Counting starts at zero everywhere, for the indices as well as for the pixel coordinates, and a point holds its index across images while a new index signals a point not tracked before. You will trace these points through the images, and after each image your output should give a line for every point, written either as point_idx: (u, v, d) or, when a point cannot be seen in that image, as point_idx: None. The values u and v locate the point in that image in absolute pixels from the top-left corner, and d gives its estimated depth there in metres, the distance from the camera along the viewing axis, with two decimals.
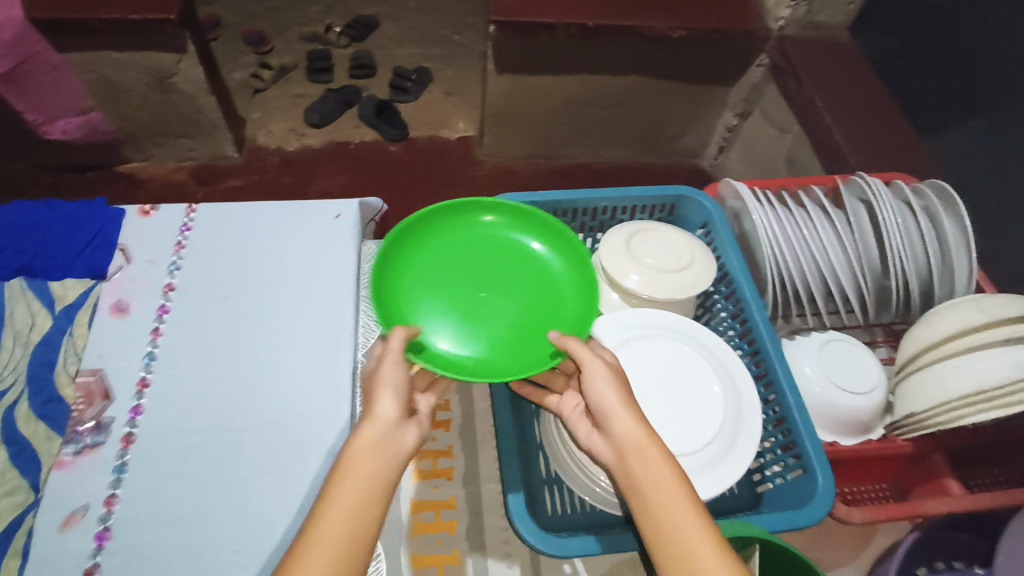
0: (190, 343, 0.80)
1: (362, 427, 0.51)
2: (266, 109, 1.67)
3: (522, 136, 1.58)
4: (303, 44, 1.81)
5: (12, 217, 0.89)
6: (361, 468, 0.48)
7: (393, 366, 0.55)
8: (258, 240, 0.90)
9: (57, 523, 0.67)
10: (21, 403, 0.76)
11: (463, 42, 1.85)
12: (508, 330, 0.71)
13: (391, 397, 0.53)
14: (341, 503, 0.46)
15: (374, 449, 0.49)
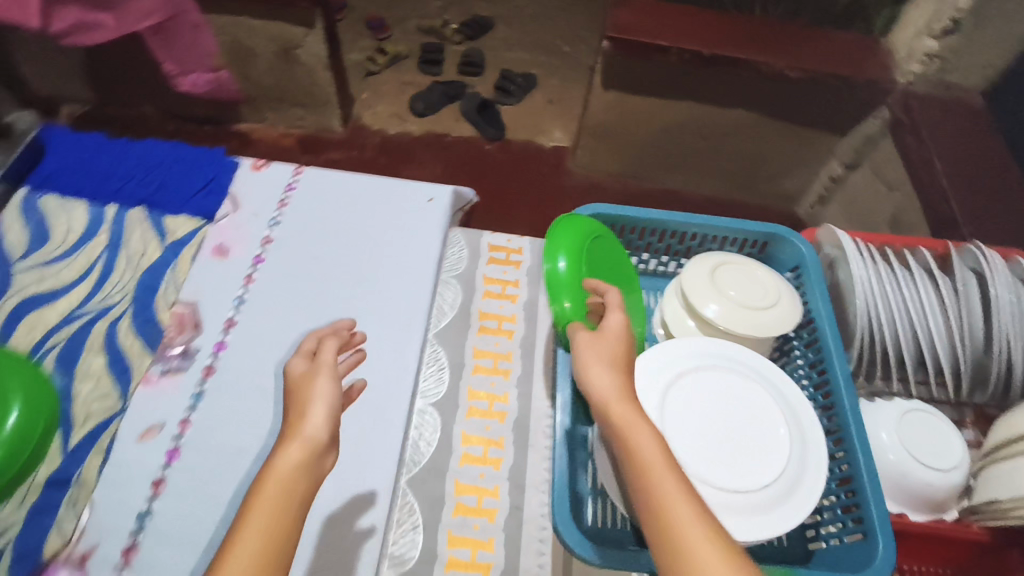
0: (278, 295, 0.85)
1: (288, 448, 0.51)
2: (375, 91, 1.75)
3: (615, 154, 1.58)
4: (420, 36, 1.89)
5: (140, 152, 0.98)
6: (279, 491, 0.48)
7: (326, 384, 0.56)
8: (354, 208, 0.96)
9: (137, 434, 0.72)
10: (124, 319, 0.82)
11: (573, 54, 1.88)
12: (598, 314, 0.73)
13: (320, 415, 0.54)
14: (256, 527, 0.46)
15: (297, 473, 0.50)
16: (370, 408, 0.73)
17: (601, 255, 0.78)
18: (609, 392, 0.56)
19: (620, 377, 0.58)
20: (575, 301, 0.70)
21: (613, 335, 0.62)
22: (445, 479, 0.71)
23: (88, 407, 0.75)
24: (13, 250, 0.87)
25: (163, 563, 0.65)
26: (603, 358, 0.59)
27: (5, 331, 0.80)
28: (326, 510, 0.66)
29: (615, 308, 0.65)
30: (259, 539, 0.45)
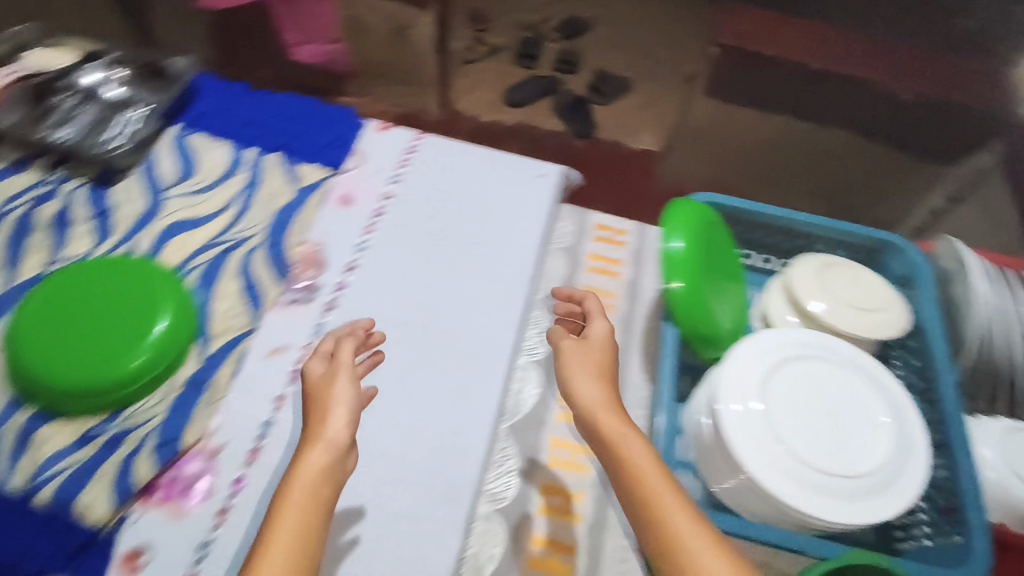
0: (395, 246, 0.92)
1: (311, 451, 0.58)
2: (471, 79, 1.79)
3: (704, 163, 1.57)
4: (519, 30, 1.90)
5: (278, 105, 1.06)
6: (307, 491, 0.55)
7: (343, 386, 0.63)
8: (469, 177, 1.01)
9: (266, 351, 0.81)
10: (258, 251, 0.89)
11: (668, 60, 1.88)
12: (707, 293, 0.76)
13: (341, 415, 0.61)
14: (289, 527, 0.53)
15: (322, 475, 0.57)
16: (471, 364, 0.81)
17: (711, 237, 0.80)
18: (597, 405, 0.62)
19: (604, 387, 0.64)
20: (687, 283, 0.73)
21: (596, 344, 0.68)
22: (542, 431, 0.77)
23: (224, 323, 0.82)
24: (164, 179, 0.95)
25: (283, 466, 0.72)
26: (592, 371, 0.65)
27: (154, 250, 0.88)
28: (434, 443, 0.75)
29: (597, 314, 0.72)
30: (291, 539, 0.52)
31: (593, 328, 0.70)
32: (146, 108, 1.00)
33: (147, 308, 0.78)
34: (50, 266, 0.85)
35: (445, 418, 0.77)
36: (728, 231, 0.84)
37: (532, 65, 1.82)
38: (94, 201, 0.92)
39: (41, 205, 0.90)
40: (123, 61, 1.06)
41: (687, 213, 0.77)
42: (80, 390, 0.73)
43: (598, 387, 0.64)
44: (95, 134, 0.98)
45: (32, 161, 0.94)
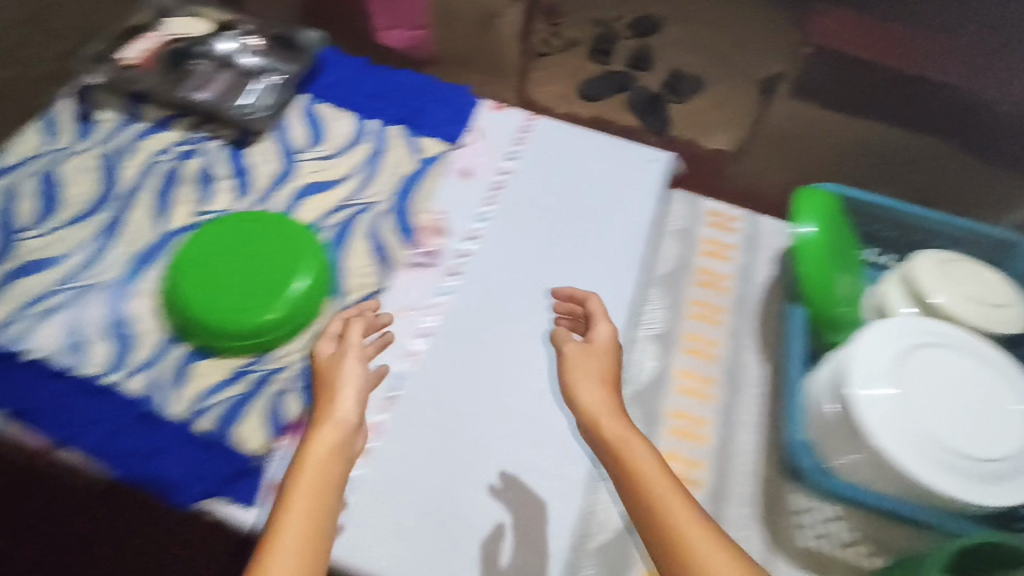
0: (512, 222, 0.97)
1: (322, 433, 0.63)
2: (547, 72, 1.75)
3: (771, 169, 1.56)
4: (590, 27, 1.83)
5: (400, 82, 1.12)
6: (315, 472, 0.60)
7: (352, 367, 0.70)
8: (581, 158, 1.06)
9: (397, 307, 0.86)
10: (384, 216, 0.94)
11: (744, 62, 1.75)
12: (835, 279, 0.79)
13: (349, 399, 0.67)
14: (300, 507, 0.57)
15: (333, 454, 0.62)
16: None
17: (837, 228, 0.82)
18: (601, 410, 0.64)
19: (608, 392, 0.66)
20: (817, 267, 0.76)
21: (600, 347, 0.71)
22: (661, 402, 0.80)
23: (356, 279, 0.88)
24: (296, 144, 1.01)
25: (415, 414, 0.78)
26: (596, 376, 0.68)
27: (289, 209, 0.94)
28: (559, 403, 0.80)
29: (600, 317, 0.75)
30: (302, 516, 0.57)
31: (598, 331, 0.73)
32: (280, 77, 1.06)
33: (292, 260, 0.84)
34: (197, 218, 0.91)
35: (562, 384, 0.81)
36: (849, 225, 0.86)
37: (605, 62, 1.76)
38: (232, 160, 0.98)
39: (186, 162, 0.97)
40: (255, 32, 1.12)
41: (815, 202, 0.79)
42: (234, 330, 0.78)
43: (600, 391, 0.66)
44: (232, 99, 1.03)
45: (177, 123, 1.01)
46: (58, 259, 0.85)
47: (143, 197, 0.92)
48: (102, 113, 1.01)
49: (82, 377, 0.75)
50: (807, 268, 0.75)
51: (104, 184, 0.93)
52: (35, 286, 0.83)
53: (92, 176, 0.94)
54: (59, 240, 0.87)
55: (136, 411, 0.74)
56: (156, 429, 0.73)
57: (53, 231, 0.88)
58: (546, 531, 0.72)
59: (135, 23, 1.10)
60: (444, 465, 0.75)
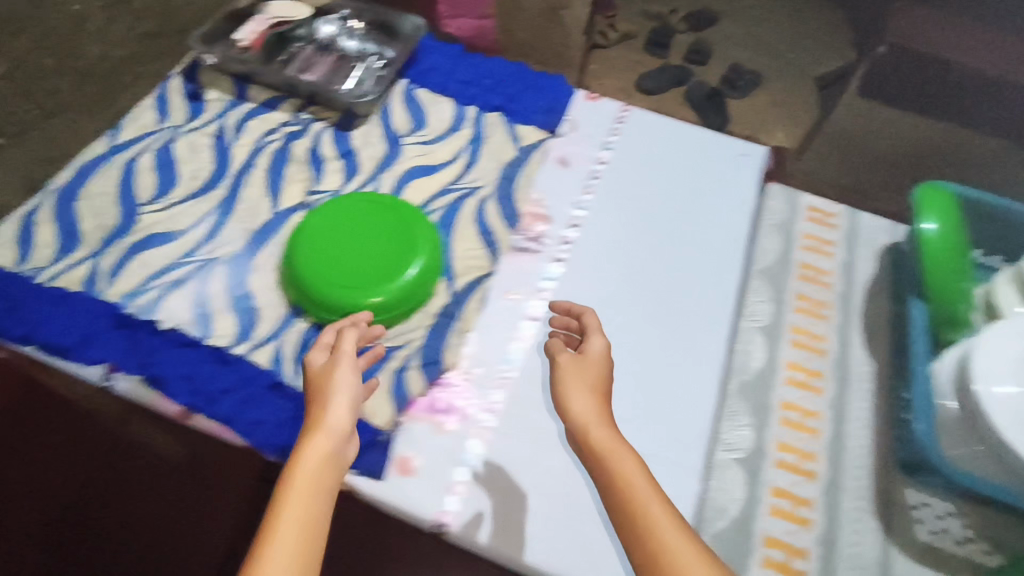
0: (612, 210, 0.98)
1: (311, 438, 0.57)
2: (606, 64, 1.81)
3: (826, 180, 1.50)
4: (647, 19, 1.93)
5: (488, 70, 1.11)
6: (311, 474, 0.54)
7: (344, 372, 0.65)
8: (676, 150, 1.06)
9: (504, 291, 0.88)
10: (489, 202, 0.96)
11: (797, 59, 1.85)
12: (964, 270, 0.81)
13: (344, 403, 0.62)
14: (297, 504, 0.51)
15: (325, 461, 0.56)
16: (695, 322, 0.86)
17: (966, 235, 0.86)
18: (590, 417, 0.62)
19: (599, 403, 0.64)
20: (941, 250, 0.80)
21: (593, 359, 0.69)
22: (771, 393, 0.81)
23: (465, 264, 0.90)
24: (398, 128, 1.03)
25: (531, 394, 0.79)
26: (585, 387, 0.65)
27: (395, 191, 0.96)
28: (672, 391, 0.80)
29: (593, 331, 0.72)
30: (298, 519, 0.50)
31: (590, 343, 0.70)
32: (382, 63, 1.08)
33: (405, 243, 0.86)
34: (310, 197, 0.93)
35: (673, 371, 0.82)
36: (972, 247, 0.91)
37: (663, 54, 1.83)
38: (338, 142, 1.00)
39: (295, 142, 0.99)
40: (356, 16, 1.13)
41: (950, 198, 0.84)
42: (354, 309, 0.81)
43: (589, 403, 0.63)
44: (337, 82, 1.05)
45: (284, 104, 1.04)
46: (179, 233, 0.88)
47: (255, 175, 0.95)
48: (211, 92, 1.04)
49: (213, 346, 0.78)
50: (928, 251, 0.80)
51: (216, 161, 0.96)
52: (161, 258, 0.86)
53: (205, 154, 0.96)
54: (179, 214, 0.90)
55: (263, 380, 0.75)
56: (284, 397, 0.75)
57: (172, 204, 0.91)
58: (523, 523, 0.69)
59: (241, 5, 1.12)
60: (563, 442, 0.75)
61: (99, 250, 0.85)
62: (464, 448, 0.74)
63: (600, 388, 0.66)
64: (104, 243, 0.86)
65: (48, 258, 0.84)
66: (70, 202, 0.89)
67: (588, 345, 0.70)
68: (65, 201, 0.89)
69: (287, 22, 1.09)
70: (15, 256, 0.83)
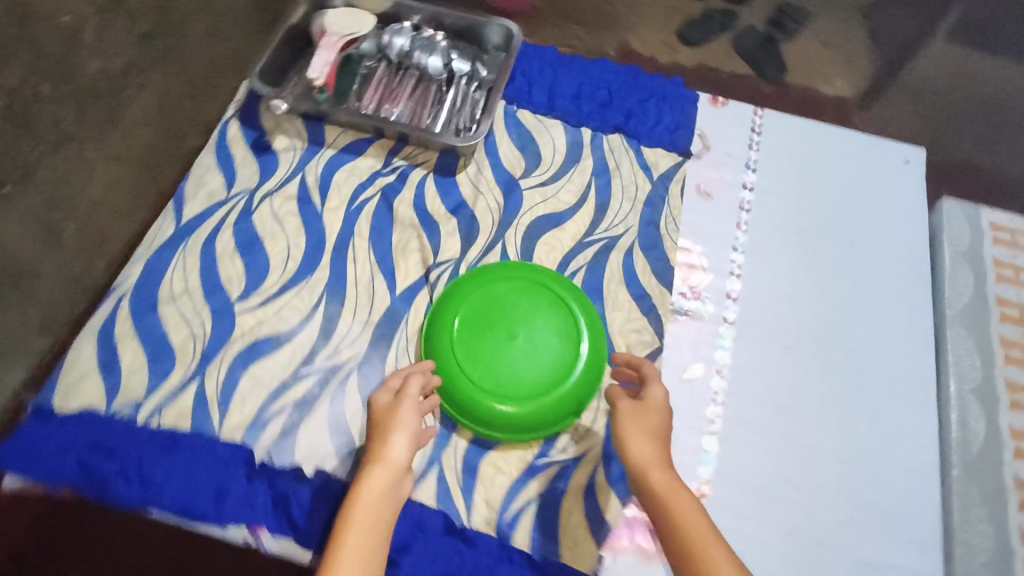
0: (774, 251, 0.85)
1: (370, 470, 0.55)
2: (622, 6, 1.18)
3: (963, 123, 1.14)
4: None
5: (597, 79, 0.94)
6: (370, 509, 0.52)
7: (409, 410, 0.61)
8: (827, 161, 0.93)
9: (679, 374, 0.76)
10: (636, 253, 0.82)
11: None
12: None
13: (404, 442, 0.58)
14: (355, 541, 0.49)
15: (383, 498, 0.53)
16: (896, 395, 0.78)
17: None
18: (649, 460, 0.59)
19: (658, 446, 0.60)
20: None
21: (655, 409, 0.64)
22: (1002, 474, 0.72)
23: (626, 339, 0.77)
24: (510, 166, 0.86)
25: (735, 504, 0.70)
26: (644, 429, 0.62)
27: (526, 253, 0.81)
28: (891, 487, 0.73)
29: (654, 378, 0.67)
30: (354, 555, 0.48)
31: (651, 390, 0.65)
32: (479, 86, 0.89)
33: (567, 322, 0.72)
34: (431, 270, 0.79)
35: (883, 457, 0.74)
36: None
37: None
38: (445, 194, 0.84)
39: (394, 197, 0.83)
40: (433, 23, 0.93)
41: None
42: (527, 421, 0.68)
43: (646, 445, 0.60)
44: (429, 118, 0.87)
45: (370, 148, 0.86)
46: (289, 335, 0.74)
47: (358, 248, 0.79)
48: (278, 139, 0.85)
49: None
50: None
51: (307, 233, 0.80)
52: (276, 371, 0.72)
53: (292, 224, 0.80)
54: (283, 309, 0.75)
55: (437, 525, 0.65)
56: (470, 545, 0.65)
57: (270, 296, 0.75)
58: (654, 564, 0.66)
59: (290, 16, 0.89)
60: (788, 562, 0.68)
61: (201, 367, 0.71)
62: None
63: (662, 435, 0.62)
64: (203, 358, 0.71)
65: (143, 388, 0.69)
66: (149, 309, 0.73)
67: (651, 390, 0.65)
68: (143, 308, 0.73)
69: (356, 40, 0.89)
70: (104, 390, 0.69)
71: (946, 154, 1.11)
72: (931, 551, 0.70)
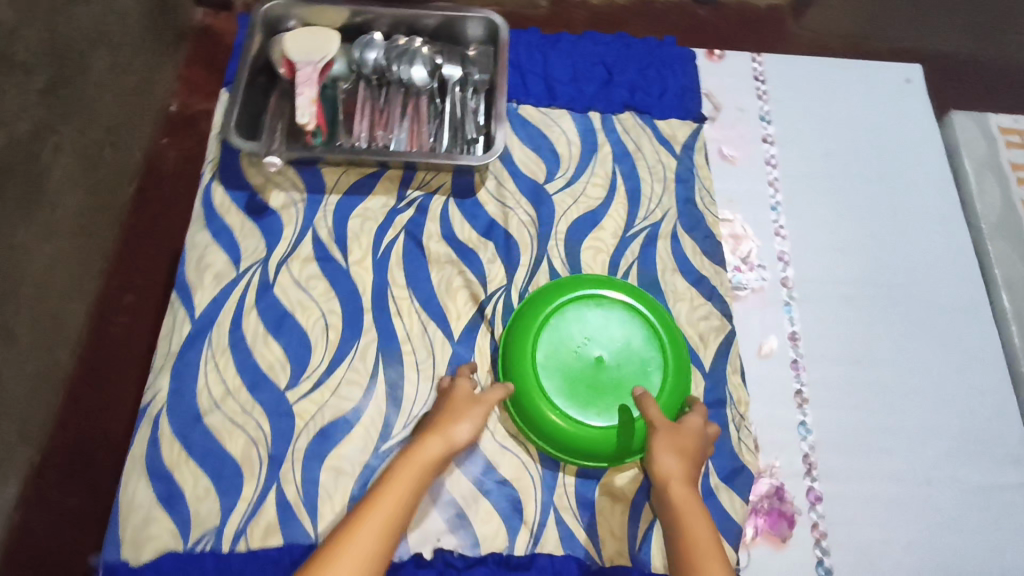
0: (810, 203, 0.84)
1: (428, 440, 0.57)
2: None
3: (941, 13, 1.12)
4: None
5: (588, 56, 0.88)
6: (410, 480, 0.54)
7: (484, 402, 0.62)
8: (834, 97, 0.91)
9: (756, 351, 0.76)
10: (682, 236, 0.79)
11: None
12: None
13: (467, 428, 0.60)
14: (391, 504, 0.52)
15: (426, 471, 0.56)
16: (959, 320, 0.79)
17: None
18: (675, 479, 0.58)
19: (687, 466, 0.59)
20: None
21: (691, 432, 0.62)
22: None
23: (698, 328, 0.75)
24: (531, 172, 0.80)
25: (843, 465, 0.71)
26: (675, 444, 0.60)
27: (574, 261, 0.77)
28: (974, 411, 0.75)
29: (699, 411, 0.65)
30: (387, 516, 0.51)
31: (691, 417, 0.63)
32: (475, 91, 0.82)
33: (645, 328, 0.69)
34: (485, 305, 0.73)
35: (962, 385, 0.76)
36: None
37: None
38: (472, 218, 0.77)
39: (421, 233, 0.76)
40: (404, 28, 0.83)
41: None
42: (639, 442, 0.65)
43: (676, 465, 0.59)
44: (432, 137, 0.79)
45: (379, 183, 0.77)
46: (357, 413, 0.68)
47: (398, 298, 0.73)
48: (273, 195, 0.75)
49: (492, 553, 0.63)
50: None
51: (339, 295, 0.72)
52: (356, 455, 0.66)
53: (320, 288, 0.72)
54: (342, 385, 0.68)
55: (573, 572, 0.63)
56: None
57: (323, 376, 0.68)
58: (784, 546, 0.67)
59: (244, 49, 0.78)
60: (905, 509, 0.70)
61: (273, 472, 0.64)
62: (817, 562, 0.67)
63: (696, 459, 0.61)
64: (272, 464, 0.65)
65: (217, 515, 0.62)
66: (194, 423, 0.65)
67: (694, 420, 0.63)
68: (187, 425, 0.65)
69: (327, 64, 0.77)
70: (174, 527, 0.61)
71: (931, 52, 1.09)
72: None
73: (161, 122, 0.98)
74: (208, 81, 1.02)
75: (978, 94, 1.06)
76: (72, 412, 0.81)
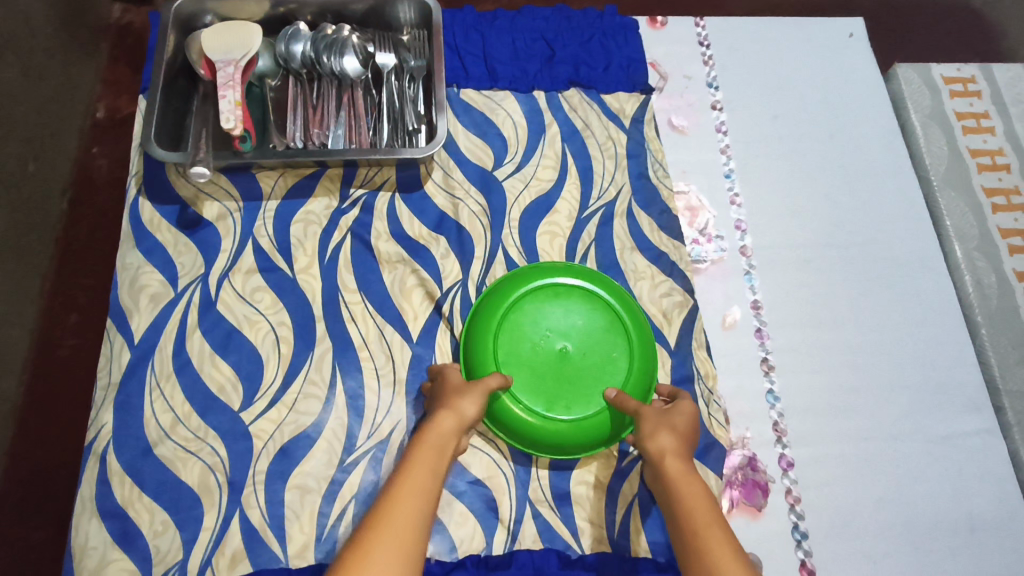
0: (763, 168, 0.83)
1: (440, 417, 0.55)
2: None
3: None
4: None
5: (527, 33, 0.85)
6: (431, 456, 0.51)
7: (489, 380, 0.60)
8: (780, 57, 0.90)
9: (720, 323, 0.75)
10: (638, 213, 0.78)
11: None
12: None
13: (475, 403, 0.57)
14: (417, 483, 0.48)
15: (444, 446, 0.53)
16: (914, 274, 0.80)
17: None
18: (671, 456, 0.55)
19: (682, 444, 0.57)
20: None
21: (682, 412, 0.60)
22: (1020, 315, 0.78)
23: (661, 306, 0.74)
24: (479, 160, 0.77)
25: (812, 429, 0.72)
26: (666, 423, 0.58)
27: (530, 248, 0.74)
28: (934, 363, 0.76)
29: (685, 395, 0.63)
30: (418, 496, 0.47)
31: (681, 399, 0.62)
32: (412, 78, 0.77)
33: (611, 314, 0.67)
34: (442, 303, 0.71)
35: (921, 337, 0.77)
36: None
37: None
38: (420, 213, 0.74)
39: (369, 233, 0.72)
40: (330, 16, 0.78)
41: None
42: (607, 429, 0.64)
43: (671, 442, 0.56)
44: (371, 131, 0.75)
45: (320, 183, 0.74)
46: (318, 427, 0.65)
47: (351, 303, 0.70)
48: (207, 206, 0.71)
49: (470, 555, 0.62)
50: None
51: (287, 306, 0.69)
52: (320, 471, 0.64)
53: (267, 300, 0.69)
54: (299, 400, 0.65)
55: (552, 564, 0.63)
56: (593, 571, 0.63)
57: (277, 393, 0.65)
58: (761, 514, 0.67)
59: (159, 50, 0.72)
60: (874, 465, 0.71)
61: (234, 497, 0.62)
62: (793, 527, 0.67)
63: (691, 439, 0.58)
64: (232, 489, 0.62)
65: (179, 549, 0.59)
66: (144, 456, 0.62)
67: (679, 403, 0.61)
68: (137, 458, 0.62)
69: (251, 62, 0.72)
70: (134, 566, 0.59)
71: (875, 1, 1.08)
72: (984, 409, 0.75)
73: (88, 130, 0.89)
74: (134, 79, 0.93)
75: (924, 41, 1.06)
76: (27, 444, 0.75)
